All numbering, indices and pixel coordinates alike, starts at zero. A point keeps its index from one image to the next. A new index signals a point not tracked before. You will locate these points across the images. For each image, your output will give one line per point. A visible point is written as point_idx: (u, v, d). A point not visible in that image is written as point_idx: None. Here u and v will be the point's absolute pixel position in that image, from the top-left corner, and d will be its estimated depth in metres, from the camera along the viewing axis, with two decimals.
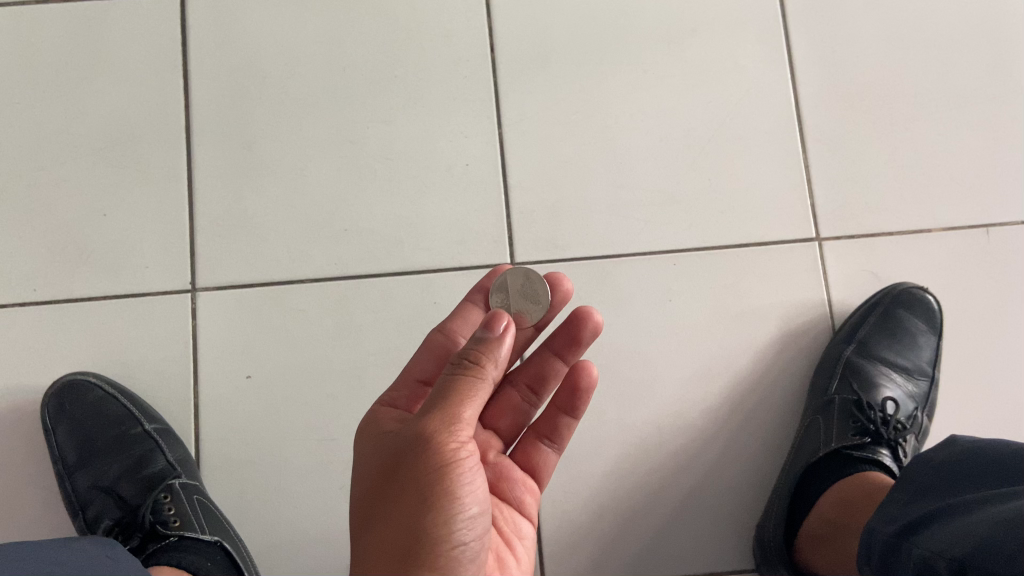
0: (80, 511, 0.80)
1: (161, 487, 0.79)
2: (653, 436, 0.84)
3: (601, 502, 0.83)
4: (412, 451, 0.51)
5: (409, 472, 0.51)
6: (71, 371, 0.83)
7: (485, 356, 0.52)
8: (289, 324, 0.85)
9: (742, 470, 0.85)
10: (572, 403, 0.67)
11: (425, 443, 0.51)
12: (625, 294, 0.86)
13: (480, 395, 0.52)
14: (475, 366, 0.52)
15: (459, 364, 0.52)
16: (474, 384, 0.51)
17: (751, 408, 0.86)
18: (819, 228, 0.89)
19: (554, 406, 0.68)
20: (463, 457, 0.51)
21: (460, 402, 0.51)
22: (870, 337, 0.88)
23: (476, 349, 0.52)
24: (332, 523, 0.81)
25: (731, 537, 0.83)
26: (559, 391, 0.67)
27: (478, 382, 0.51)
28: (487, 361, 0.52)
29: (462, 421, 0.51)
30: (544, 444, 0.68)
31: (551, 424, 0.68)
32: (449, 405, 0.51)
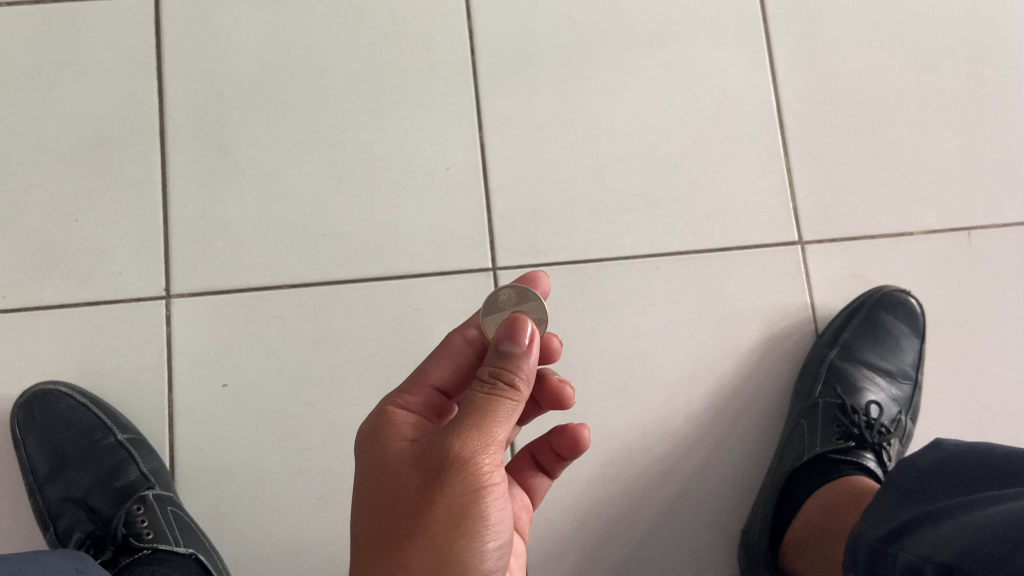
0: (51, 523, 0.77)
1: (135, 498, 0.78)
2: (638, 442, 0.84)
3: (586, 510, 0.82)
4: (449, 475, 0.49)
5: (447, 498, 0.48)
6: (42, 381, 0.81)
7: (518, 374, 0.51)
8: (266, 331, 0.83)
9: (726, 475, 0.84)
10: (567, 449, 0.64)
11: (465, 468, 0.49)
12: (608, 298, 0.86)
13: (511, 415, 0.50)
14: (510, 385, 0.51)
15: (494, 383, 0.51)
16: (507, 405, 0.50)
17: (734, 412, 0.85)
18: (801, 232, 0.88)
19: (550, 445, 0.65)
20: (494, 479, 0.50)
21: (497, 425, 0.50)
22: (853, 340, 0.88)
23: (511, 368, 0.51)
24: (311, 533, 0.80)
25: (716, 544, 0.83)
26: (556, 431, 0.64)
27: (513, 404, 0.51)
28: (521, 381, 0.51)
29: (495, 441, 0.50)
30: (538, 469, 0.67)
31: (548, 455, 0.66)
32: (487, 426, 0.49)
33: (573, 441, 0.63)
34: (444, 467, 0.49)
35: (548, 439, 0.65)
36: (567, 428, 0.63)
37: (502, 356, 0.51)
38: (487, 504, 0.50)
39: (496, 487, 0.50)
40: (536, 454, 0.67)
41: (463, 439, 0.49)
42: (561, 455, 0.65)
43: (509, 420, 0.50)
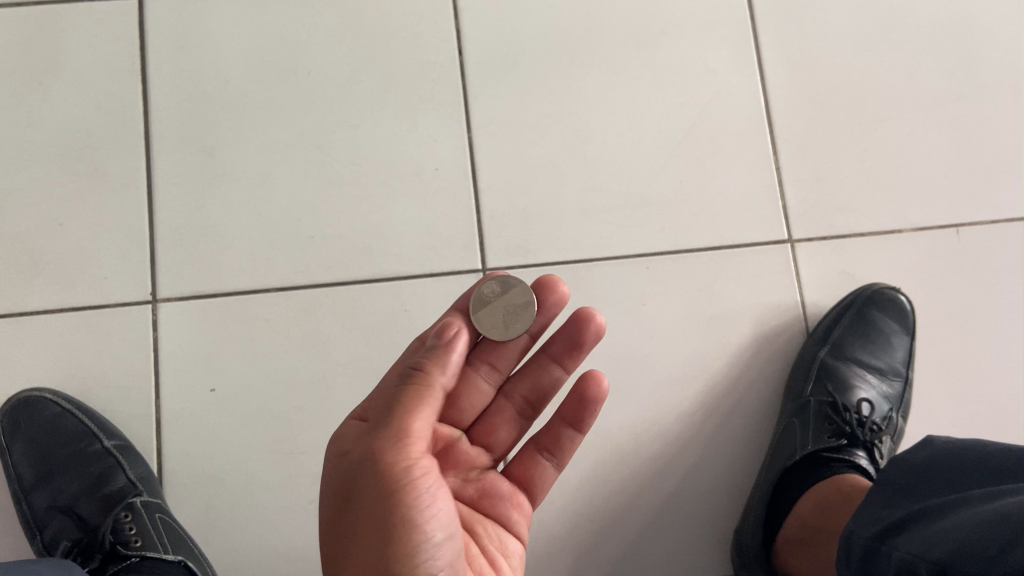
0: (38, 531, 0.76)
1: (123, 506, 0.77)
2: (630, 442, 0.83)
3: (578, 510, 0.82)
4: (369, 463, 0.52)
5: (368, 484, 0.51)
6: (27, 388, 0.80)
7: (435, 366, 0.54)
8: (253, 335, 0.82)
9: (718, 474, 0.84)
10: (578, 416, 0.66)
11: (382, 454, 0.51)
12: (599, 298, 0.85)
13: (428, 404, 0.53)
14: (424, 376, 0.53)
15: (407, 375, 0.54)
16: (421, 393, 0.53)
17: (727, 411, 0.85)
18: (790, 229, 0.88)
19: (560, 417, 0.66)
20: (418, 467, 0.51)
21: (412, 413, 0.52)
22: (844, 338, 0.88)
23: (428, 361, 0.54)
24: (301, 537, 0.79)
25: (709, 542, 0.82)
26: (568, 401, 0.65)
27: (428, 392, 0.53)
28: (439, 373, 0.54)
29: (412, 429, 0.52)
30: (543, 458, 0.67)
31: (553, 434, 0.66)
32: (400, 413, 0.52)
33: (586, 402, 0.65)
34: (371, 454, 0.52)
35: (558, 412, 0.66)
36: (579, 388, 0.64)
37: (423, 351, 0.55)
38: (416, 489, 0.51)
39: (426, 474, 0.51)
40: (539, 437, 0.67)
41: (381, 430, 0.52)
42: (571, 426, 0.66)
43: (428, 409, 0.53)
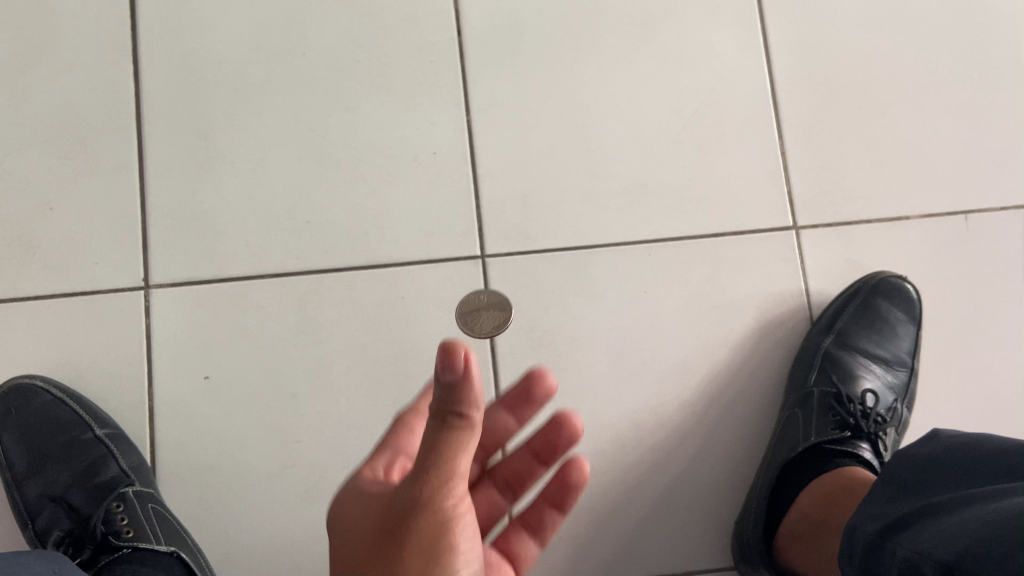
0: (30, 521, 0.76)
1: (113, 495, 0.76)
2: (630, 433, 0.82)
3: (577, 501, 0.81)
4: (409, 527, 0.45)
5: (415, 554, 0.44)
6: (19, 375, 0.79)
7: (467, 402, 0.43)
8: (248, 322, 0.81)
9: (718, 465, 0.83)
10: (544, 453, 0.68)
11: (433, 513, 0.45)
12: (599, 286, 0.84)
13: (470, 447, 0.45)
14: (460, 418, 0.43)
15: (443, 418, 0.43)
16: (461, 439, 0.44)
17: (728, 401, 0.84)
18: (795, 217, 0.87)
19: (524, 455, 0.68)
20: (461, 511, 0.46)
21: (455, 465, 0.44)
22: (849, 328, 0.87)
23: (455, 399, 0.43)
24: (296, 527, 0.78)
25: (709, 534, 0.81)
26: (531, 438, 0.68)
27: (468, 437, 0.44)
28: (473, 410, 0.43)
29: (457, 477, 0.45)
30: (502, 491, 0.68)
31: (515, 468, 0.68)
32: (444, 470, 0.44)
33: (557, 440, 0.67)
34: (402, 514, 0.45)
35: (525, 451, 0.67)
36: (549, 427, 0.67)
37: (445, 387, 0.42)
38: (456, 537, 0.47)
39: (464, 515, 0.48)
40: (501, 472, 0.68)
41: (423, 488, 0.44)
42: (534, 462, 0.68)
43: (468, 452, 0.45)
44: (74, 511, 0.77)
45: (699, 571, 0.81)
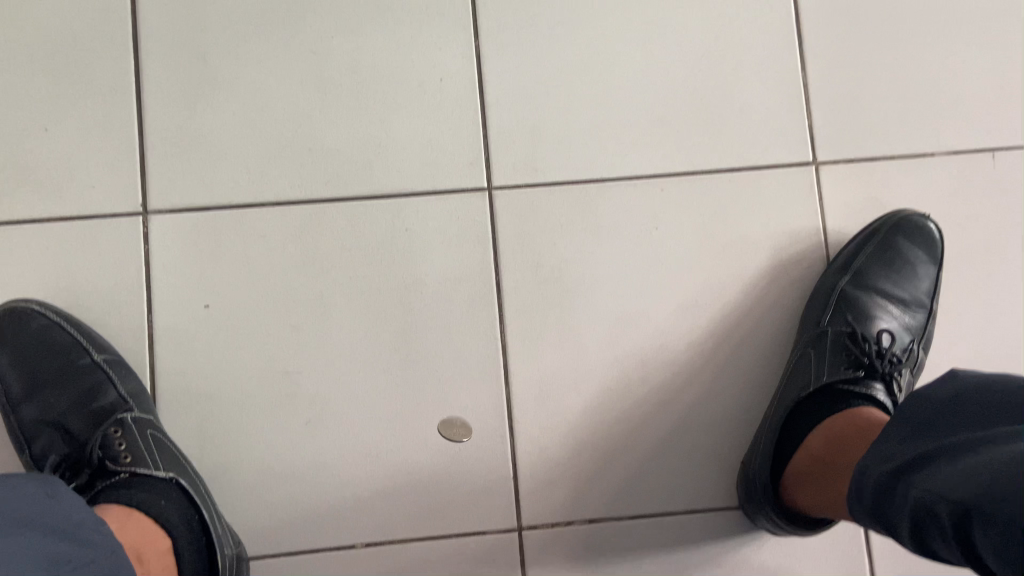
0: (28, 444, 0.76)
1: (112, 422, 0.75)
2: (636, 371, 0.81)
3: (581, 438, 0.80)
4: None
5: None
6: (15, 299, 0.77)
7: None
8: (248, 251, 0.79)
9: (726, 405, 0.81)
10: None
11: None
12: (609, 221, 0.82)
13: None
14: None
15: None
16: None
17: (739, 340, 0.82)
18: (815, 152, 0.83)
19: None
20: None
21: None
22: (868, 267, 0.82)
23: None
24: (298, 457, 0.78)
25: (715, 474, 0.80)
26: None
27: None
28: None
29: None
30: None
31: None
32: None
33: None
34: None
35: None
36: None
37: None
38: None
39: None
40: None
41: None
42: None
43: None
44: (71, 436, 0.76)
45: (703, 510, 0.80)
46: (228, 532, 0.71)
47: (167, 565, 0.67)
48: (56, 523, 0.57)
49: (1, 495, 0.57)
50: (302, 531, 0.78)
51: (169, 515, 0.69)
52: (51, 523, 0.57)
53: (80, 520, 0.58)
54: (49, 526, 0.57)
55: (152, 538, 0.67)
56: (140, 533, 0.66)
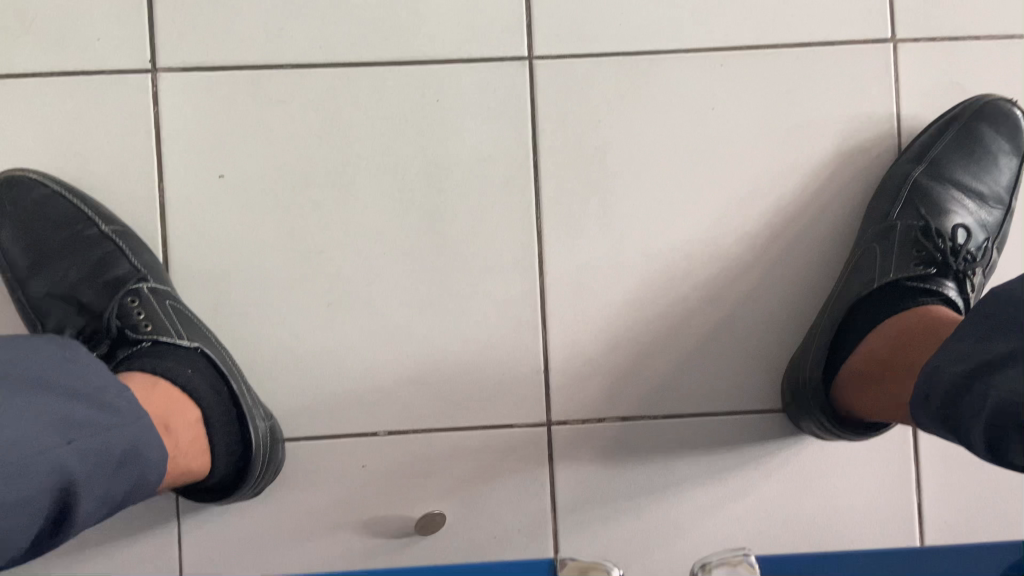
0: (40, 320, 0.72)
1: (126, 293, 0.70)
2: (681, 263, 0.75)
3: (617, 333, 0.75)
4: None
5: None
6: (11, 168, 0.72)
7: None
8: (266, 118, 0.73)
9: (776, 303, 0.75)
10: None
11: None
12: (659, 98, 0.74)
13: None
14: None
15: None
16: None
17: (795, 234, 0.75)
18: (894, 28, 0.74)
19: None
20: None
21: None
22: (945, 157, 0.75)
23: None
24: (317, 340, 0.74)
25: (758, 375, 0.75)
26: None
27: None
28: None
29: None
30: None
31: None
32: None
33: None
34: None
35: None
36: None
37: None
38: None
39: None
40: None
41: None
42: None
43: None
44: (84, 310, 0.72)
45: (743, 412, 0.75)
46: (257, 404, 0.68)
47: (197, 435, 0.63)
48: (79, 389, 0.51)
49: (18, 354, 0.50)
50: (323, 417, 0.75)
51: (196, 383, 0.65)
52: (72, 387, 0.51)
53: (100, 386, 0.53)
54: (68, 389, 0.51)
55: (180, 407, 0.62)
56: (166, 401, 0.62)
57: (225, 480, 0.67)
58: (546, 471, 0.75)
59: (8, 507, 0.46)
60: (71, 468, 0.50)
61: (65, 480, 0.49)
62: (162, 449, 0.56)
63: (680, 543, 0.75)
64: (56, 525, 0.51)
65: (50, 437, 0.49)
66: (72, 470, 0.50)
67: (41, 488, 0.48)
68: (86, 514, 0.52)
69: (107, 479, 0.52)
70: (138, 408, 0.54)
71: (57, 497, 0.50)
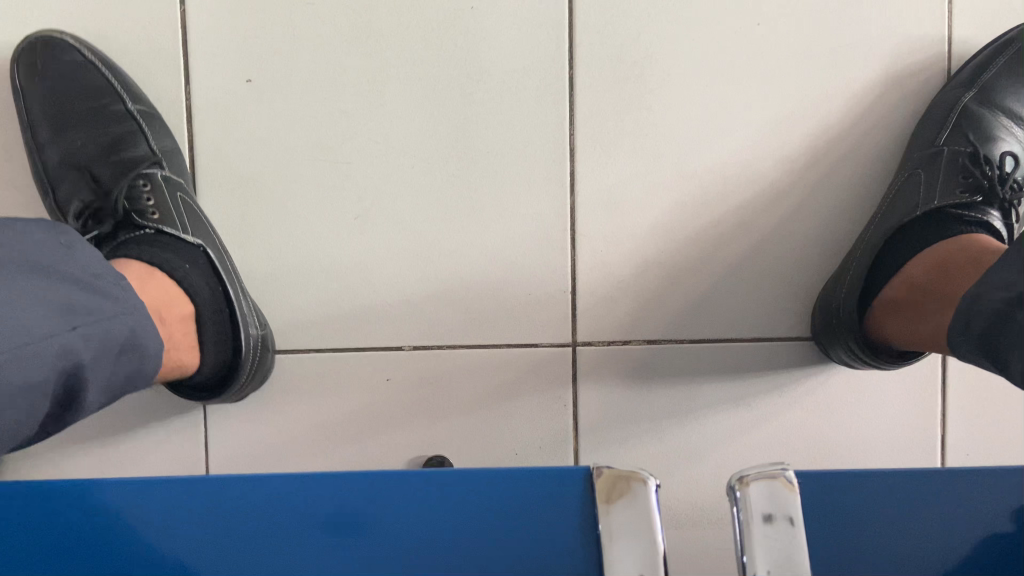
0: (49, 185, 0.72)
1: (144, 175, 0.71)
2: (717, 187, 0.73)
3: (648, 256, 0.74)
4: None
5: None
6: (50, 29, 0.72)
7: None
8: (297, 21, 0.72)
9: (813, 229, 0.74)
10: None
11: None
12: (704, 12, 0.72)
13: None
14: None
15: None
16: None
17: (836, 160, 0.73)
18: None
19: None
20: None
21: None
22: (998, 81, 0.73)
23: None
24: (341, 253, 0.74)
25: (790, 302, 0.74)
26: None
27: None
28: None
29: None
30: None
31: None
32: None
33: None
34: None
35: None
36: None
37: None
38: None
39: None
40: None
41: None
42: None
43: None
44: (95, 183, 0.73)
45: (772, 339, 0.75)
46: (252, 312, 0.69)
47: (189, 331, 0.63)
48: (76, 274, 0.48)
49: (9, 236, 0.46)
50: (350, 329, 0.75)
51: (192, 279, 0.64)
52: (67, 271, 0.48)
53: (98, 271, 0.49)
54: (66, 274, 0.47)
55: (174, 299, 0.62)
56: (163, 294, 0.61)
57: (210, 380, 0.67)
58: (569, 391, 0.75)
59: (15, 394, 0.44)
60: (73, 353, 0.47)
61: (71, 364, 0.47)
62: (158, 340, 0.53)
63: (699, 466, 0.75)
64: (63, 407, 0.49)
65: (50, 320, 0.45)
66: (77, 354, 0.47)
67: (48, 373, 0.45)
68: (94, 397, 0.50)
69: (110, 364, 0.50)
70: (133, 295, 0.51)
71: (64, 381, 0.47)
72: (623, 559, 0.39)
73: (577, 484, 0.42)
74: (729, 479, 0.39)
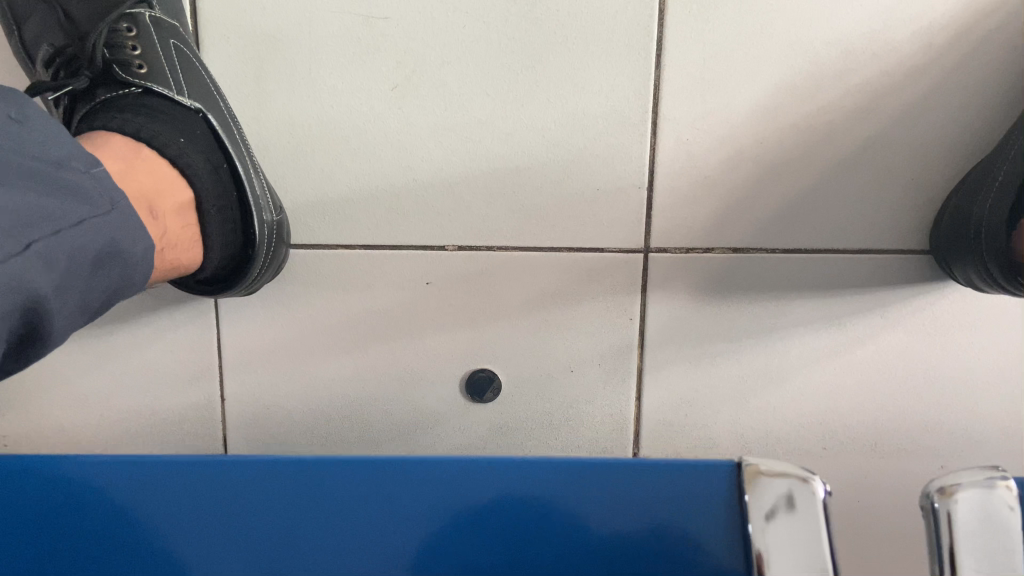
0: (16, 24, 0.59)
1: (128, 13, 0.58)
2: (833, 64, 0.60)
3: (744, 148, 0.62)
4: None
5: None
6: None
7: None
8: None
9: (943, 120, 0.61)
10: None
11: None
12: None
13: None
14: None
15: None
16: None
17: (980, 33, 0.60)
18: None
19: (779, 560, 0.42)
20: None
21: None
22: None
23: None
24: (376, 130, 0.62)
25: (905, 209, 0.63)
26: None
27: None
28: None
29: None
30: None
31: None
32: None
33: None
34: None
35: None
36: None
37: None
38: None
39: None
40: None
41: None
42: None
43: None
44: (68, 23, 0.59)
45: (879, 251, 0.63)
46: (266, 193, 0.57)
47: (190, 222, 0.53)
48: (32, 164, 0.37)
49: None
50: (384, 225, 0.64)
51: (191, 156, 0.53)
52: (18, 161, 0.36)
53: (60, 158, 0.38)
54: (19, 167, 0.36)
55: (166, 183, 0.51)
56: (150, 176, 0.50)
57: (220, 273, 0.58)
58: (638, 303, 0.65)
59: None
60: (37, 272, 0.36)
61: (30, 293, 0.36)
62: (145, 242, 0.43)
63: (781, 391, 0.66)
64: (21, 343, 0.38)
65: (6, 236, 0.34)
66: (40, 273, 0.36)
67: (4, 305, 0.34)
68: (62, 328, 0.39)
69: (83, 280, 0.40)
70: (113, 188, 0.41)
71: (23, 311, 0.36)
72: (783, 542, 0.42)
73: (725, 477, 0.46)
74: (928, 485, 0.41)
